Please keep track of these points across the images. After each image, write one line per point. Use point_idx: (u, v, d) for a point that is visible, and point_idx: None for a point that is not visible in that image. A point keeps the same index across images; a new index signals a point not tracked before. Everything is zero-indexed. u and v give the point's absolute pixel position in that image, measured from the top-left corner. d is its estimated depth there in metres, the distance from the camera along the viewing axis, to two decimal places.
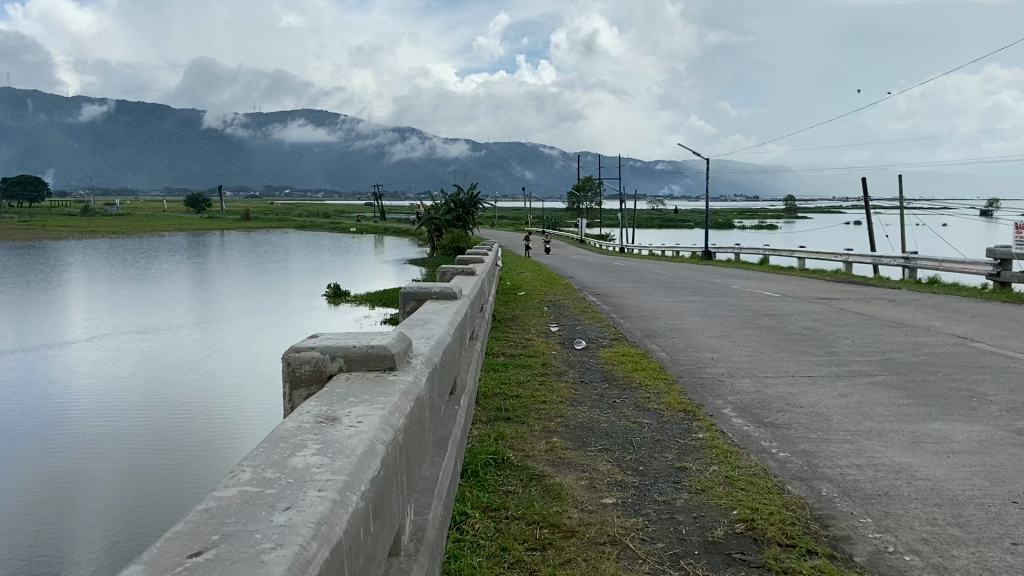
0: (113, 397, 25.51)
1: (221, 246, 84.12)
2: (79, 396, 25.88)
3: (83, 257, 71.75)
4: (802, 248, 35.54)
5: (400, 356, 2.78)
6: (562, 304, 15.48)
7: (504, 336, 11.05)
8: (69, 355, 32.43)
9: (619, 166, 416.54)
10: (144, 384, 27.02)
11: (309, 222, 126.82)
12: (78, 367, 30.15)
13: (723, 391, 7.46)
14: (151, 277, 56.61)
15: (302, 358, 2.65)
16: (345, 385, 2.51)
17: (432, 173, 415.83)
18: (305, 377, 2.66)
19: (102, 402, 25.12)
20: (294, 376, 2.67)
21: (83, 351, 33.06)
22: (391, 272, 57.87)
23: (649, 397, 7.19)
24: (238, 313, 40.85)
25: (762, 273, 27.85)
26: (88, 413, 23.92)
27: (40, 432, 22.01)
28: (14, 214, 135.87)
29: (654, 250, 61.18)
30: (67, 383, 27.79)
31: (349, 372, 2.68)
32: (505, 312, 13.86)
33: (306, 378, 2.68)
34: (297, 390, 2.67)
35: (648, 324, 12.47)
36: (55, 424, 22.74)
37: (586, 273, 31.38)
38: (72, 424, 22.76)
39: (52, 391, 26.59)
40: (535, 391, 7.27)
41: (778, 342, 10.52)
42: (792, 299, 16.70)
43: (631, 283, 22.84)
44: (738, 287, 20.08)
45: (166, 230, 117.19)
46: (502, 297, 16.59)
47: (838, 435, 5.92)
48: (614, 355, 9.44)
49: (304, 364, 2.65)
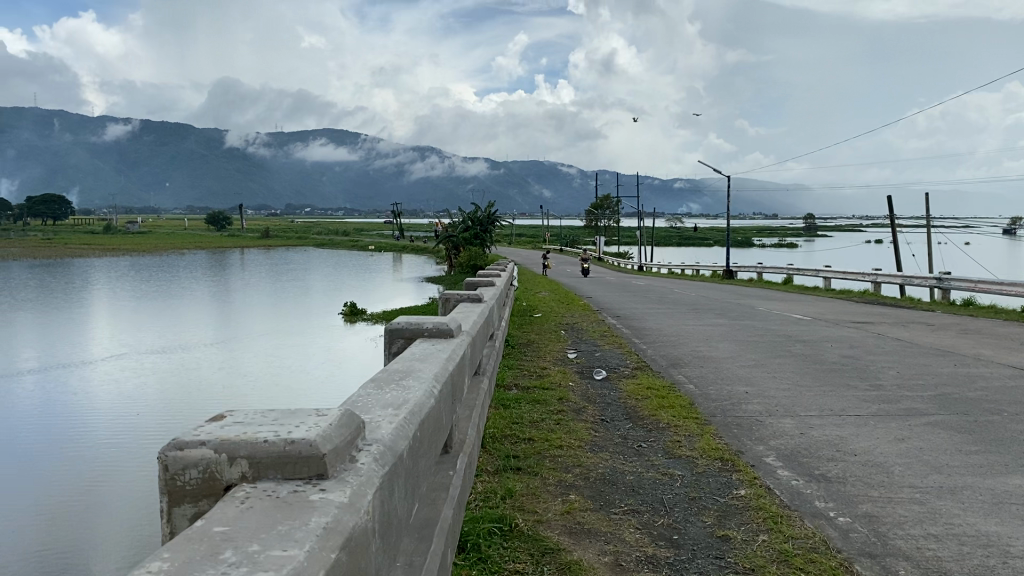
0: (131, 414, 25.10)
1: (241, 264, 83.97)
2: (95, 415, 25.39)
3: (104, 276, 71.35)
4: (828, 268, 34.52)
5: (335, 457, 1.98)
6: (580, 327, 14.71)
7: (516, 364, 10.23)
8: (90, 372, 32.04)
9: (638, 185, 416.11)
10: (164, 401, 26.61)
11: (327, 240, 126.14)
12: (94, 386, 29.53)
13: (763, 433, 6.62)
14: (173, 295, 56.18)
15: (189, 460, 1.91)
16: (223, 519, 1.73)
17: (451, 191, 416.09)
18: (195, 488, 1.94)
19: (118, 419, 24.64)
20: (180, 487, 1.94)
21: (105, 369, 32.63)
22: (408, 290, 57.13)
23: (679, 441, 6.36)
24: (258, 332, 40.28)
25: (788, 294, 26.87)
26: (104, 431, 23.44)
27: (59, 448, 21.63)
28: (32, 232, 135.52)
29: (674, 269, 60.15)
30: (86, 401, 27.31)
31: (257, 484, 1.92)
32: (518, 336, 13.06)
33: (198, 489, 1.95)
34: (186, 507, 1.96)
35: (673, 351, 11.63)
36: (76, 440, 22.42)
37: (605, 293, 30.47)
38: (87, 442, 22.24)
39: (72, 410, 26.14)
40: (548, 433, 6.44)
41: (816, 373, 9.62)
42: (823, 323, 15.86)
43: (653, 304, 21.96)
44: (765, 309, 19.15)
45: (185, 247, 116.53)
46: (517, 319, 15.77)
47: (904, 494, 5.03)
48: (637, 387, 8.59)
49: (189, 472, 1.93)
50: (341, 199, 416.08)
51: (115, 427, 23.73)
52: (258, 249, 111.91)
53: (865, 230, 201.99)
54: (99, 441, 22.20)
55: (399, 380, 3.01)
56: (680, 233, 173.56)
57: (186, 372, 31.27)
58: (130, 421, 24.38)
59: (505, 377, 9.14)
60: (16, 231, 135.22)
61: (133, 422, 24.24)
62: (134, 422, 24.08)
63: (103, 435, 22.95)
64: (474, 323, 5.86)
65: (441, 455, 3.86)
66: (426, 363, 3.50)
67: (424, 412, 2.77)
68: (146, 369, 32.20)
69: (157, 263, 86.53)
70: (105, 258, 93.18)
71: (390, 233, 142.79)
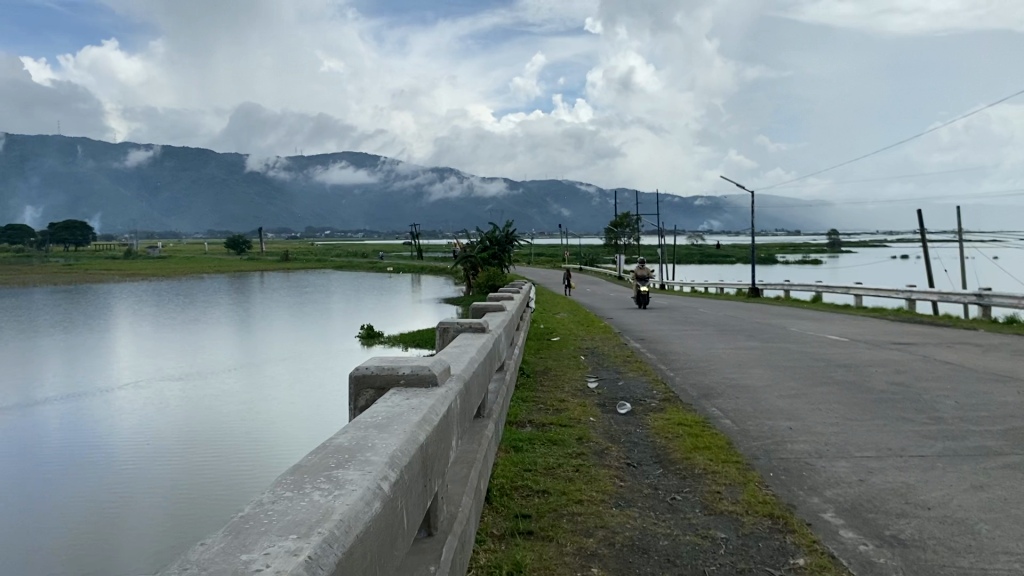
0: (153, 438, 24.78)
1: (262, 289, 83.45)
2: (122, 440, 24.80)
3: (127, 302, 71.10)
4: (858, 285, 33.38)
5: None
6: (601, 352, 13.79)
7: (532, 395, 9.37)
8: (119, 398, 31.40)
9: (657, 203, 416.05)
10: (186, 425, 26.26)
11: (347, 263, 125.46)
12: (117, 411, 29.04)
13: (816, 481, 5.72)
14: (194, 321, 55.78)
15: None
16: None
17: (470, 212, 415.97)
18: None
19: (142, 442, 24.28)
20: None
21: (131, 395, 31.99)
22: (428, 312, 56.38)
23: (720, 492, 5.49)
24: (279, 355, 39.70)
25: (816, 314, 25.84)
26: (127, 454, 23.12)
27: (83, 472, 21.38)
28: (56, 258, 135.85)
29: (696, 288, 59.09)
30: (112, 427, 26.63)
31: None
32: (534, 364, 12.19)
33: None
34: None
35: (703, 378, 10.72)
36: (99, 464, 22.16)
37: (626, 313, 29.49)
38: (110, 465, 21.94)
39: (95, 435, 25.77)
40: (567, 484, 5.58)
41: (864, 404, 8.67)
42: (860, 344, 14.88)
43: (677, 325, 21.08)
44: (796, 331, 18.20)
45: (205, 272, 115.95)
46: (533, 344, 14.93)
47: (1001, 564, 4.12)
48: (666, 424, 7.71)
49: None
50: (361, 221, 415.90)
51: (138, 452, 23.17)
52: (277, 272, 111.24)
53: (888, 246, 199.85)
54: (123, 464, 21.88)
55: (328, 474, 2.21)
56: (701, 251, 172.06)
57: (210, 396, 30.76)
58: (153, 445, 23.84)
59: (521, 411, 8.29)
60: (40, 258, 135.31)
61: (158, 445, 23.89)
62: (157, 445, 23.74)
63: (127, 458, 22.64)
64: (475, 358, 4.99)
65: (421, 541, 3.00)
66: (386, 432, 2.72)
67: (357, 530, 1.95)
68: (171, 394, 31.64)
69: (178, 288, 86.08)
70: (126, 284, 92.83)
71: (409, 255, 142.38)
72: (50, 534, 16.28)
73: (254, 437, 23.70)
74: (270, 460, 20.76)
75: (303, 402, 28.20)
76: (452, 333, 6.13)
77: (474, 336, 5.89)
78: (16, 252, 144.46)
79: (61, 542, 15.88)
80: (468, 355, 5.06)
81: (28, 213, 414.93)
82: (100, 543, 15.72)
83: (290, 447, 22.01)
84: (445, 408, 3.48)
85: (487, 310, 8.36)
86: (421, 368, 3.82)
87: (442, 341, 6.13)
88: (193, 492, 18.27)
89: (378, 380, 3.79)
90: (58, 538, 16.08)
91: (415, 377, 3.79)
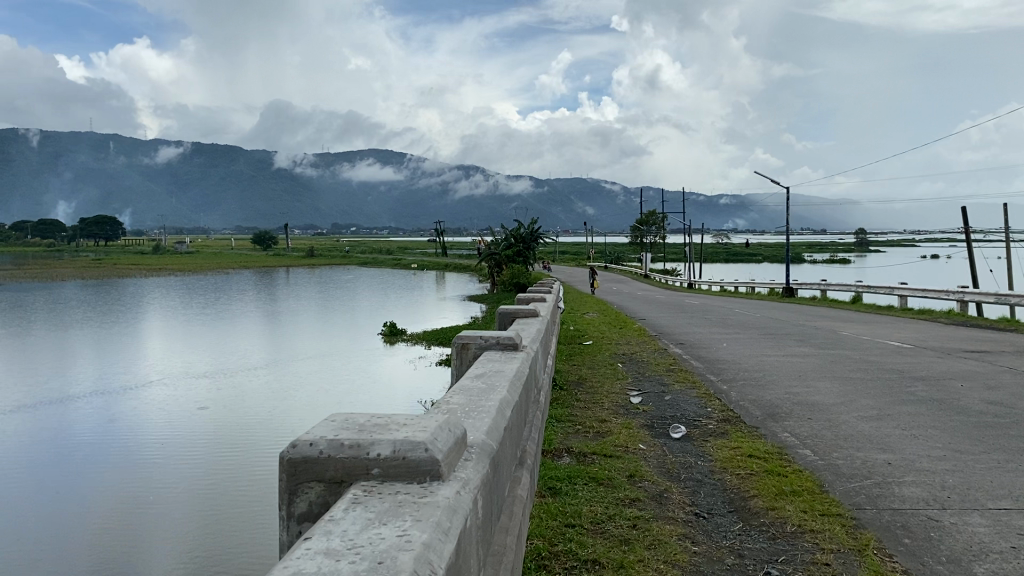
0: (182, 432, 23.91)
1: (288, 285, 82.59)
2: (151, 436, 23.70)
3: (156, 298, 70.31)
4: (902, 285, 31.83)
5: None
6: (640, 359, 12.44)
7: (565, 412, 8.03)
8: (150, 394, 30.38)
9: (682, 201, 415.29)
10: (214, 420, 25.30)
11: (372, 260, 124.66)
12: (149, 407, 28.12)
13: (953, 549, 4.31)
14: (222, 317, 54.77)
15: None
16: None
17: (495, 210, 415.98)
18: None
19: (172, 436, 23.44)
20: None
21: (161, 391, 30.95)
22: (452, 309, 55.22)
23: (831, 566, 4.09)
24: (309, 353, 38.64)
25: (861, 316, 24.35)
26: (157, 446, 22.33)
27: (112, 464, 20.59)
28: (84, 253, 136.07)
29: (726, 287, 57.59)
30: (141, 422, 25.65)
31: None
32: (567, 373, 10.81)
33: None
34: None
35: (763, 393, 9.31)
36: (129, 456, 21.39)
37: (659, 313, 28.16)
38: (139, 457, 21.13)
39: (123, 428, 24.97)
40: (623, 550, 4.26)
41: (968, 429, 7.26)
42: (928, 352, 13.37)
43: (715, 328, 19.76)
44: (848, 335, 16.79)
45: (231, 267, 115.46)
46: (563, 348, 13.67)
47: None
48: (735, 457, 6.33)
49: None
50: (386, 218, 416.03)
51: (164, 449, 22.00)
52: (302, 269, 110.30)
53: (918, 245, 196.72)
54: (154, 457, 21.09)
55: None
56: (726, 249, 170.70)
57: (238, 392, 29.83)
58: (180, 440, 22.83)
59: (559, 436, 6.95)
60: (70, 253, 135.51)
61: (188, 439, 23.07)
62: (190, 439, 22.93)
63: (157, 451, 21.85)
64: (502, 399, 3.65)
65: None
66: None
67: None
68: (201, 390, 30.63)
69: (205, 284, 85.29)
70: (153, 279, 92.20)
71: (433, 252, 141.36)
72: (71, 529, 14.95)
73: (282, 433, 22.63)
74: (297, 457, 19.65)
75: (333, 400, 27.18)
76: (471, 351, 4.75)
77: (498, 359, 4.53)
78: (44, 247, 144.67)
79: (82, 536, 14.58)
80: (492, 393, 3.72)
81: (57, 208, 416.70)
82: (124, 539, 14.45)
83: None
84: (447, 547, 2.25)
85: (516, 313, 6.90)
86: (401, 441, 2.60)
87: (459, 359, 4.80)
88: (220, 487, 17.04)
89: (331, 470, 2.58)
90: (80, 531, 14.80)
91: (387, 462, 2.57)
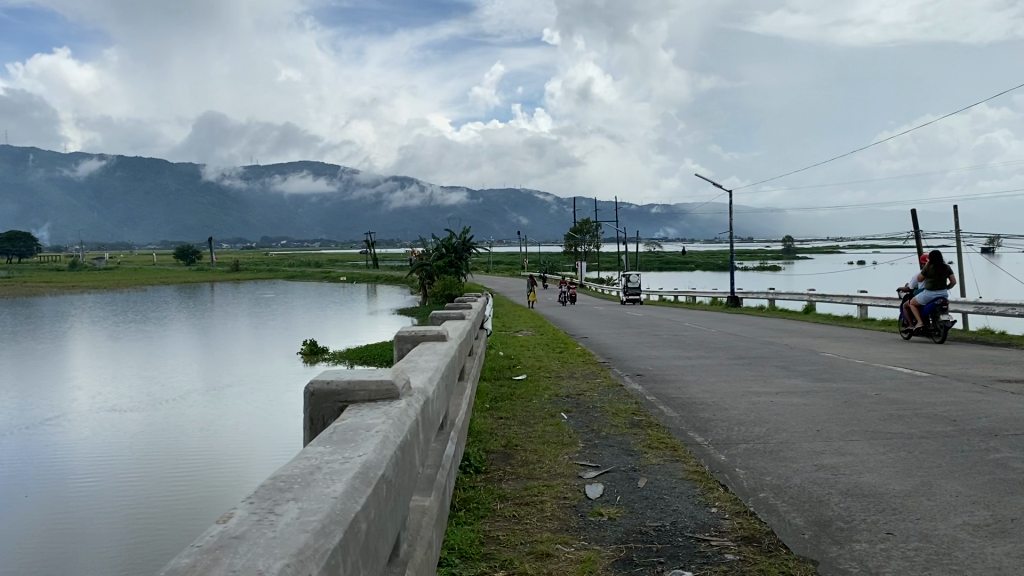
0: (110, 453, 21.00)
1: (216, 302, 78.17)
2: (76, 459, 20.72)
3: (81, 317, 65.32)
4: (859, 294, 29.64)
5: None
6: (589, 405, 9.20)
7: (479, 543, 4.54)
8: (75, 417, 27.05)
9: (616, 210, 416.32)
10: (140, 441, 22.29)
11: (301, 273, 120.94)
12: (71, 430, 24.81)
13: None
14: (148, 337, 50.58)
15: None
16: None
17: (428, 221, 414.94)
18: None
19: (98, 458, 20.59)
20: None
21: (83, 417, 26.96)
22: (382, 323, 51.66)
23: None
24: (246, 371, 35.04)
25: (828, 330, 21.84)
26: (83, 468, 19.52)
27: (33, 487, 17.84)
28: (2, 269, 129.15)
29: (663, 298, 55.55)
30: (56, 448, 22.25)
31: None
32: (491, 436, 7.47)
33: None
34: None
35: (782, 471, 6.13)
36: (55, 477, 18.65)
37: (601, 329, 25.34)
38: (62, 481, 18.32)
39: (40, 453, 21.76)
40: None
41: None
42: (955, 383, 10.39)
43: (672, 348, 16.88)
44: (832, 357, 13.95)
45: (156, 282, 110.17)
46: (492, 388, 10.42)
47: None
48: None
49: None
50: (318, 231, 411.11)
51: (86, 478, 18.47)
52: (228, 284, 106.34)
53: (843, 252, 201.03)
54: (81, 478, 18.40)
55: None
56: (659, 258, 171.90)
57: (169, 412, 26.72)
58: (111, 461, 20.04)
59: None
60: None
61: (119, 458, 20.31)
62: (120, 459, 20.13)
63: (83, 472, 19.05)
64: None
65: None
66: None
67: None
68: (123, 412, 27.34)
69: (128, 301, 81.48)
70: (72, 296, 88.01)
71: (365, 264, 138.49)
72: None
73: (223, 450, 20.04)
74: (235, 482, 16.73)
75: (264, 416, 24.47)
76: None
77: None
78: None
79: None
80: None
81: None
82: None
83: (260, 460, 18.49)
84: None
85: (352, 398, 3.17)
86: None
87: None
88: (150, 538, 13.76)
89: None
90: None
91: None
